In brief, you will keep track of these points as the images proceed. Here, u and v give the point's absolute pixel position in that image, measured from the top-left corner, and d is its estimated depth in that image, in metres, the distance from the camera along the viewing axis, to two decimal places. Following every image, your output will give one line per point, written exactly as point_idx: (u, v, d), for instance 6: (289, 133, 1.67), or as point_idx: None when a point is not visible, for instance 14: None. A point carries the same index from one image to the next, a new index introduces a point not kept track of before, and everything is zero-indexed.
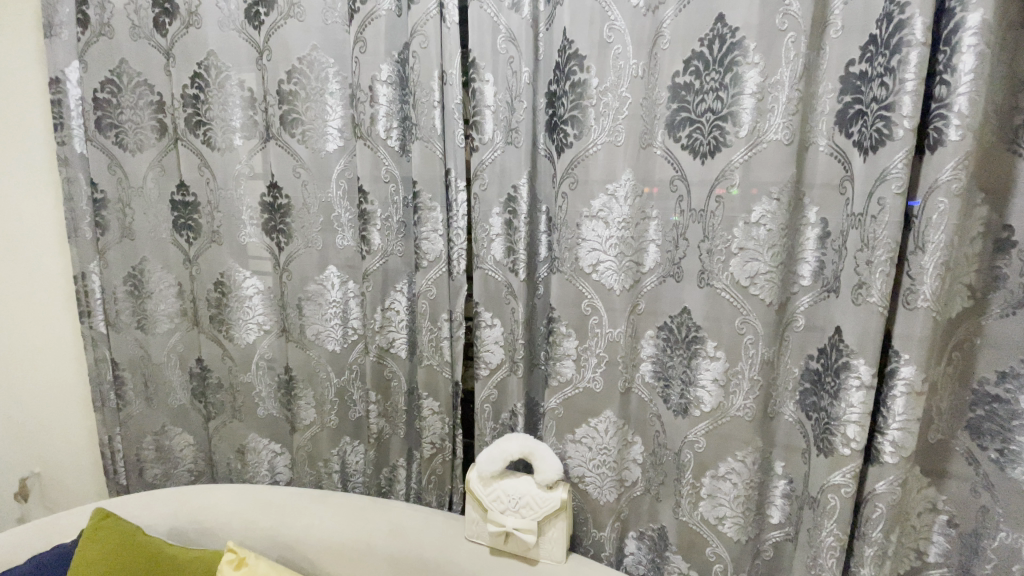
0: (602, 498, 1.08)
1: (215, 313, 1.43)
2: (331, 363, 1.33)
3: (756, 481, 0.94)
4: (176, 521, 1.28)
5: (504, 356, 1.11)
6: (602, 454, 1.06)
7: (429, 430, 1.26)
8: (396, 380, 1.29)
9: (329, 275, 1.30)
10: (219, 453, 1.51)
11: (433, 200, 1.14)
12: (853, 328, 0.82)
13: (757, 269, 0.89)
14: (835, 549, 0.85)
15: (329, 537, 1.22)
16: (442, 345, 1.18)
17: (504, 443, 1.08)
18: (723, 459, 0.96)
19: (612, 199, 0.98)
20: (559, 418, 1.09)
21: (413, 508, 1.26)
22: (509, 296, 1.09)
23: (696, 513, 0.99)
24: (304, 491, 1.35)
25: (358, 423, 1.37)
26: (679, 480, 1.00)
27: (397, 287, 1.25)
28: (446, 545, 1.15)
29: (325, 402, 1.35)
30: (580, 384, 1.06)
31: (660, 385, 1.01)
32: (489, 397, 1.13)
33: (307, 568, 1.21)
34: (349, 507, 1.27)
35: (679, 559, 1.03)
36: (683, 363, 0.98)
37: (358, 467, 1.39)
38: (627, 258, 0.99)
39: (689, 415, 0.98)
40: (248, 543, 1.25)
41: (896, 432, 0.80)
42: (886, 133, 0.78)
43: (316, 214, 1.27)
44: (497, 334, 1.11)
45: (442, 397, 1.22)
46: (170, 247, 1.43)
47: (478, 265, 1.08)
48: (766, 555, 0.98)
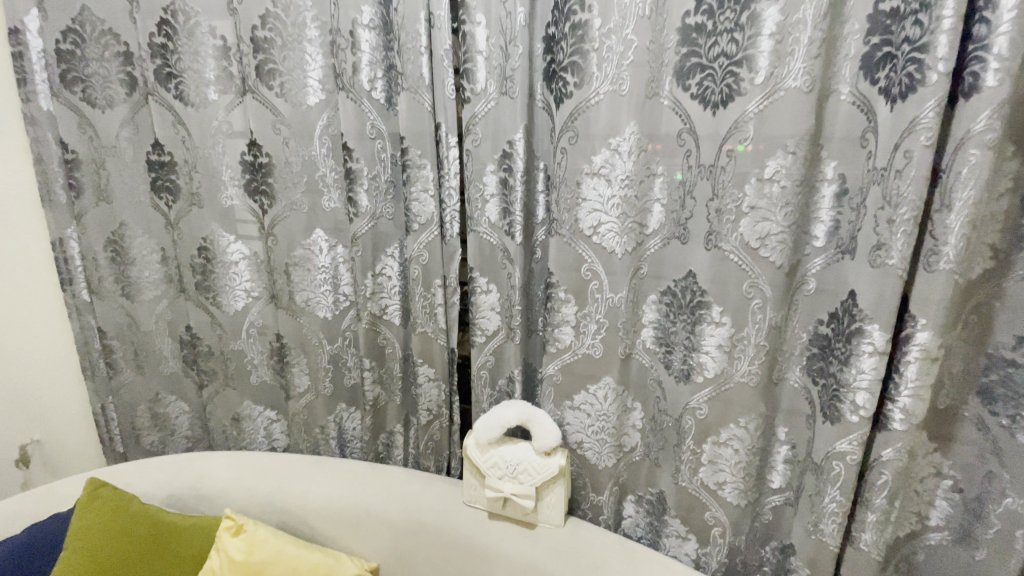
0: (601, 463, 1.08)
1: (200, 280, 1.38)
2: (324, 330, 1.29)
3: (758, 447, 0.92)
4: (174, 488, 1.27)
5: (501, 322, 1.08)
6: (601, 420, 1.04)
7: (426, 397, 1.23)
8: (391, 347, 1.26)
9: (316, 239, 1.23)
10: (214, 421, 1.49)
11: (423, 157, 1.07)
12: (869, 290, 0.78)
13: (769, 229, 0.83)
14: (837, 515, 0.83)
15: (328, 503, 1.22)
16: (437, 312, 1.14)
17: (502, 410, 1.06)
18: (725, 426, 0.93)
19: (614, 155, 0.91)
20: (558, 385, 1.06)
21: (411, 474, 1.26)
22: (506, 260, 1.03)
23: (695, 478, 0.98)
24: (301, 457, 1.35)
25: (354, 389, 1.35)
26: (679, 447, 0.98)
27: (388, 252, 1.18)
28: (445, 510, 1.16)
29: (319, 369, 1.32)
30: (580, 351, 1.02)
31: (662, 352, 0.97)
32: (486, 363, 1.10)
33: (307, 532, 1.22)
34: (347, 473, 1.28)
35: (677, 522, 1.03)
36: (687, 329, 0.94)
37: (355, 433, 1.38)
38: (630, 220, 0.92)
39: (692, 381, 0.94)
40: (246, 509, 1.25)
41: (906, 399, 0.77)
42: (918, 78, 0.72)
43: (300, 173, 1.20)
44: (493, 300, 1.07)
45: (438, 364, 1.18)
46: (150, 210, 1.36)
47: (472, 227, 1.03)
48: (765, 519, 0.96)
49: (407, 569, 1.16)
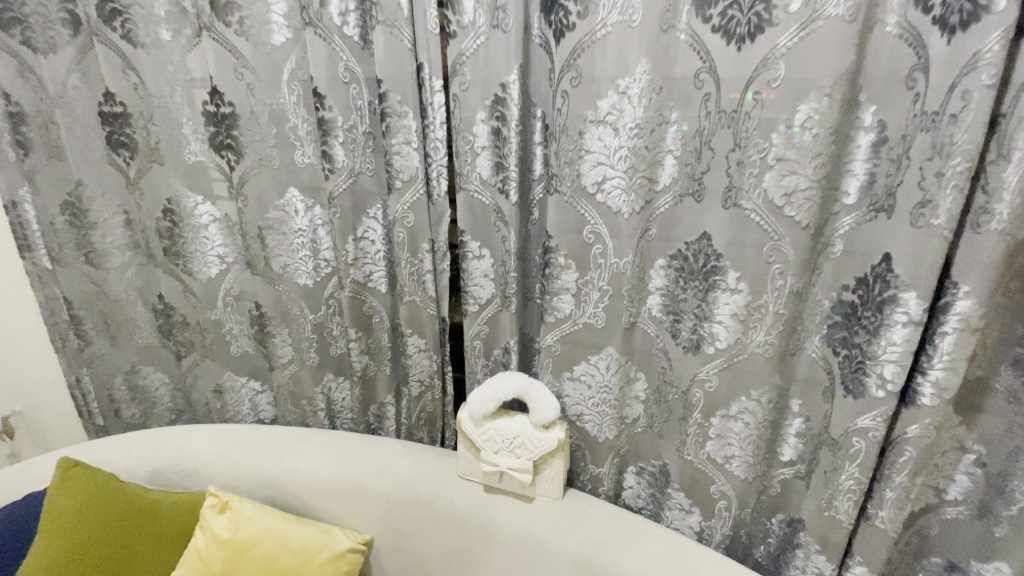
0: (602, 435, 1.03)
1: (168, 245, 1.28)
2: (305, 299, 1.20)
3: (768, 420, 0.87)
4: (156, 464, 1.23)
5: (495, 290, 0.99)
6: (602, 392, 0.98)
7: (416, 367, 1.15)
8: (378, 316, 1.16)
9: (291, 199, 1.12)
10: (196, 393, 1.42)
11: (404, 103, 0.94)
12: (906, 253, 0.70)
13: (795, 185, 0.74)
14: (853, 492, 0.78)
15: (317, 477, 1.18)
16: (425, 280, 1.05)
17: (497, 382, 1.00)
18: (736, 399, 0.87)
19: (622, 99, 0.80)
20: (557, 356, 0.98)
21: (403, 446, 1.21)
22: (499, 222, 0.93)
23: (702, 452, 0.93)
24: (289, 430, 1.30)
25: (342, 359, 1.27)
26: (685, 420, 0.93)
27: (370, 213, 1.07)
28: (439, 484, 1.12)
29: (302, 340, 1.24)
30: (580, 320, 0.94)
31: (669, 320, 0.90)
32: (480, 333, 1.03)
33: (297, 506, 1.18)
34: (336, 445, 1.23)
35: (680, 495, 0.99)
36: (698, 297, 0.85)
37: (344, 404, 1.31)
38: (638, 174, 0.82)
39: (701, 352, 0.87)
40: (233, 484, 1.21)
41: (939, 372, 0.71)
42: (983, 5, 0.60)
43: (268, 124, 1.07)
44: (486, 266, 0.98)
45: (428, 334, 1.10)
46: (107, 169, 1.23)
47: (462, 184, 0.93)
48: (772, 491, 0.92)
49: (402, 542, 1.13)
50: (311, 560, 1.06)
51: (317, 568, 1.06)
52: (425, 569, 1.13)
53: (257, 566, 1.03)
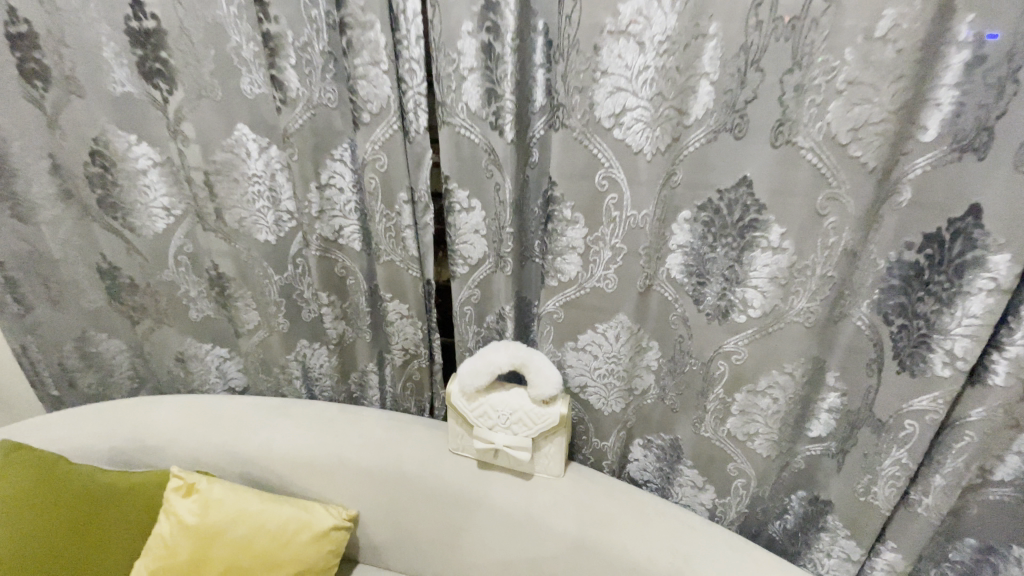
0: (607, 408, 0.92)
1: (102, 195, 1.09)
2: (268, 257, 1.05)
3: (800, 395, 0.76)
4: (115, 441, 1.12)
5: (487, 248, 0.84)
6: (610, 363, 0.86)
7: (399, 335, 1.01)
8: (352, 278, 1.01)
9: (241, 138, 0.94)
10: (156, 361, 1.27)
11: (369, 12, 0.74)
12: (1002, 205, 0.55)
13: (866, 116, 0.59)
14: (898, 479, 0.70)
15: (293, 452, 1.07)
16: (405, 237, 0.88)
17: (490, 352, 0.87)
18: (766, 373, 0.76)
19: (651, 3, 0.62)
20: (559, 324, 0.85)
21: (388, 417, 1.11)
22: (491, 165, 0.77)
23: (721, 429, 0.83)
24: (262, 400, 1.18)
25: (315, 324, 1.13)
26: (704, 395, 0.82)
27: (335, 155, 0.89)
28: (428, 459, 1.02)
29: (269, 304, 1.09)
30: (588, 285, 0.80)
31: (691, 284, 0.76)
32: (471, 299, 0.89)
33: (274, 482, 1.09)
34: (314, 418, 1.12)
35: (693, 472, 0.90)
36: (729, 257, 0.72)
37: (322, 370, 1.17)
38: (666, 104, 0.66)
39: (729, 321, 0.75)
40: (202, 460, 1.11)
41: (1020, 349, 0.60)
42: None
43: (204, 44, 0.87)
44: (477, 220, 0.82)
45: (412, 299, 0.96)
46: (21, 103, 0.99)
47: (445, 117, 0.75)
48: (795, 468, 0.82)
49: (390, 519, 1.05)
50: (291, 542, 0.98)
51: (298, 550, 0.98)
52: (416, 545, 1.06)
53: (230, 551, 0.95)
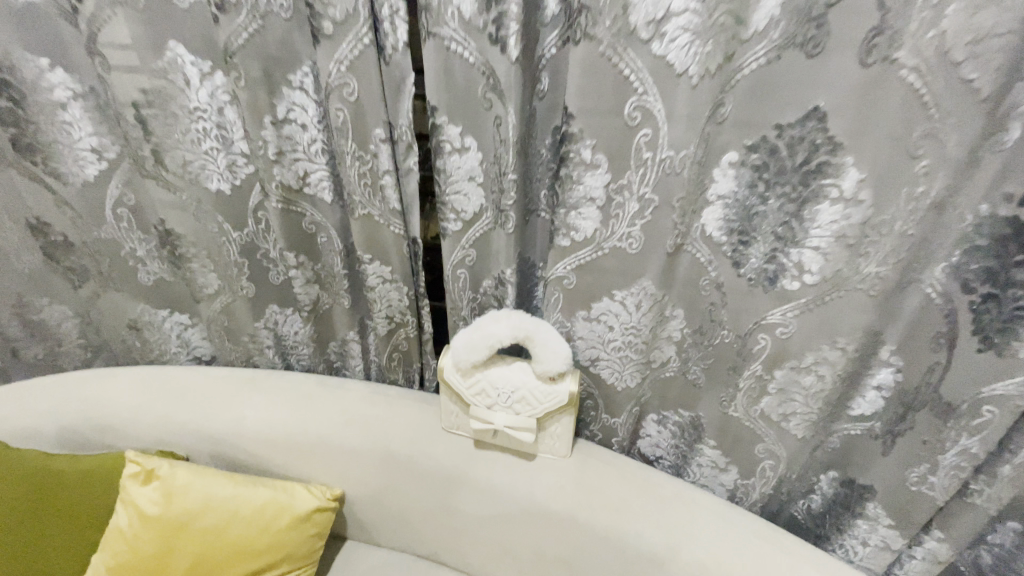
0: (621, 384, 0.81)
1: (15, 136, 0.89)
2: (223, 210, 0.89)
3: (849, 373, 0.65)
4: (65, 419, 1.00)
5: (485, 199, 0.70)
6: (628, 335, 0.74)
7: (382, 302, 0.88)
8: (324, 235, 0.86)
9: (178, 61, 0.75)
10: (108, 329, 1.12)
11: None
12: None
13: (996, 22, 0.44)
14: (962, 471, 0.62)
15: (266, 431, 0.96)
16: (385, 186, 0.72)
17: (489, 324, 0.75)
18: (814, 349, 0.65)
19: None
20: (570, 290, 0.72)
21: (373, 390, 0.99)
22: (492, 95, 0.62)
23: (753, 408, 0.73)
24: (231, 372, 1.06)
25: (284, 288, 0.98)
26: (737, 371, 0.71)
27: (294, 83, 0.72)
28: (419, 438, 0.91)
29: (229, 264, 0.94)
30: (606, 245, 0.67)
31: (731, 244, 0.63)
32: (466, 260, 0.76)
33: (249, 462, 0.98)
34: (289, 392, 1.00)
35: (714, 452, 0.81)
36: (784, 211, 0.59)
37: (297, 339, 1.04)
38: (723, 10, 0.51)
39: (776, 288, 0.63)
40: (165, 440, 0.99)
41: None
42: None
43: None
44: (473, 165, 0.67)
45: (395, 261, 0.81)
46: None
47: (432, 27, 0.58)
48: (830, 448, 0.73)
49: (380, 499, 0.97)
50: (269, 528, 0.88)
51: (277, 537, 0.88)
52: (409, 525, 0.98)
53: (199, 542, 0.85)
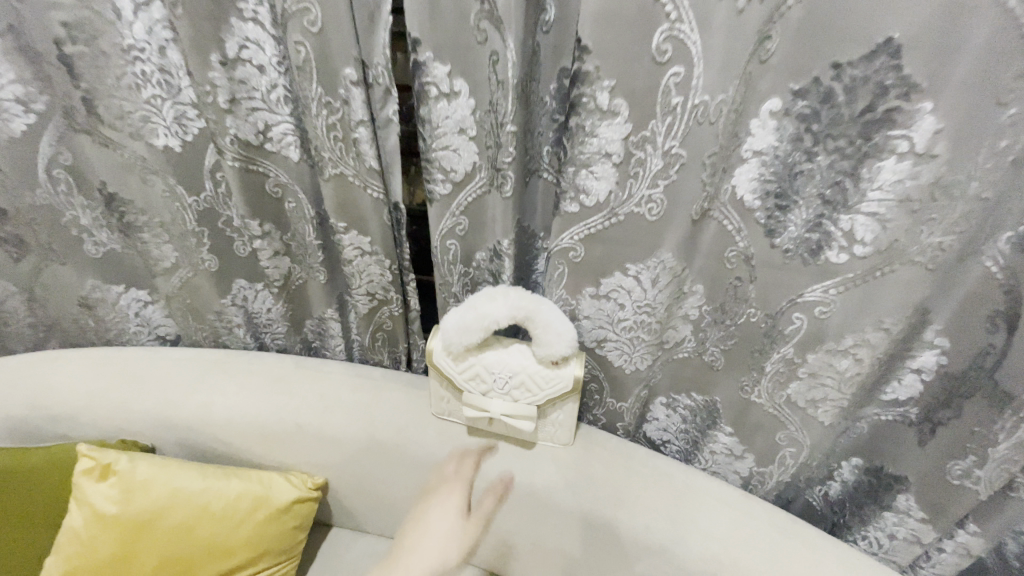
0: (630, 367, 0.73)
1: None
2: (176, 171, 0.77)
3: (889, 355, 0.59)
4: (12, 408, 0.90)
5: (479, 156, 0.59)
6: (641, 314, 0.66)
7: (362, 278, 0.78)
8: (293, 200, 0.75)
9: None
10: (55, 308, 1.00)
11: None
12: None
13: None
14: (1014, 464, 0.56)
15: (237, 418, 0.87)
16: (359, 140, 0.61)
17: (484, 302, 0.66)
18: (855, 330, 0.57)
19: None
20: (577, 263, 0.63)
21: (355, 373, 0.90)
22: (488, 26, 0.51)
23: (778, 394, 0.66)
24: (196, 353, 0.96)
25: (252, 263, 0.87)
26: (763, 354, 0.64)
27: (246, 13, 0.59)
28: (405, 425, 0.83)
29: (188, 234, 0.83)
30: (622, 211, 0.58)
31: (767, 210, 0.54)
32: (457, 229, 0.66)
33: (220, 452, 0.90)
34: (262, 375, 0.91)
35: (729, 439, 0.75)
36: (833, 170, 0.50)
37: (269, 317, 0.94)
38: None
39: (818, 261, 0.54)
40: (125, 429, 0.90)
41: None
42: None
43: None
44: (464, 114, 0.56)
45: (374, 231, 0.71)
46: None
47: None
48: (858, 436, 0.66)
49: (366, 489, 0.89)
50: (243, 524, 0.81)
51: (252, 532, 0.81)
52: (398, 514, 0.91)
53: (165, 542, 0.78)
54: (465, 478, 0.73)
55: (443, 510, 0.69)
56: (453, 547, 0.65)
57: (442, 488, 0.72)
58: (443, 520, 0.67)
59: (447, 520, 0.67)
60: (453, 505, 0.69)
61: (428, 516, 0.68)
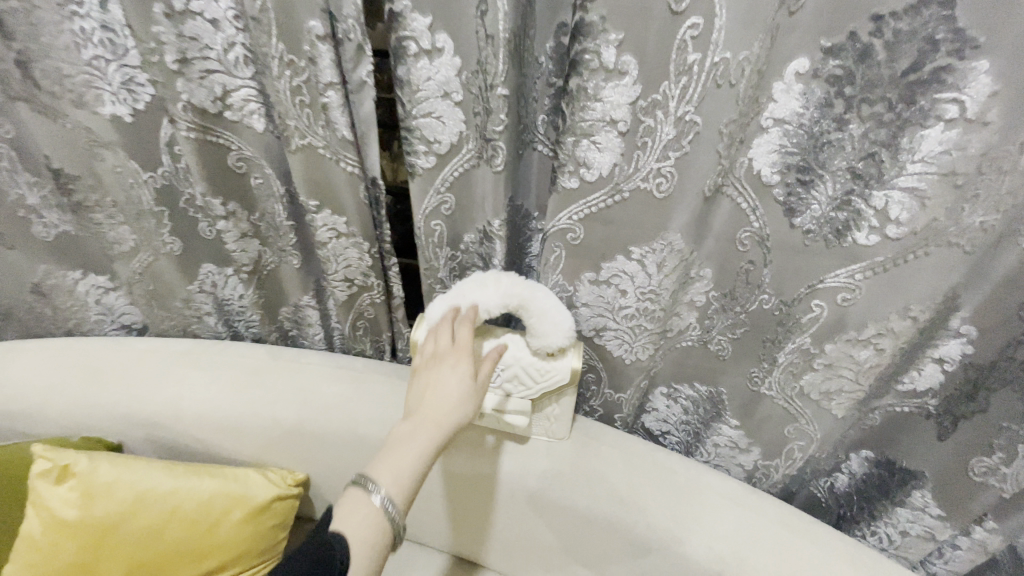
0: (630, 358, 0.68)
1: None
2: (125, 144, 0.69)
3: (911, 345, 0.54)
4: None
5: (467, 125, 0.53)
6: (643, 301, 0.61)
7: (339, 262, 0.71)
8: (261, 176, 0.68)
9: None
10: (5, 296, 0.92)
11: None
12: None
13: None
14: None
15: (208, 413, 0.81)
16: (330, 106, 0.54)
17: (474, 290, 0.60)
18: (878, 318, 0.53)
19: None
20: (576, 245, 0.58)
21: (335, 363, 0.84)
22: None
23: (790, 386, 0.62)
24: (163, 343, 0.89)
25: (216, 246, 0.80)
26: (775, 343, 0.59)
27: None
28: (389, 420, 0.77)
29: (146, 214, 0.76)
30: (627, 187, 0.52)
31: (788, 186, 0.49)
32: (443, 208, 0.60)
33: (192, 448, 0.84)
34: (235, 367, 0.84)
35: (733, 431, 0.71)
36: (867, 140, 0.44)
37: (242, 304, 0.87)
38: None
39: (843, 243, 0.49)
40: (88, 425, 0.84)
41: None
42: None
43: None
44: (448, 75, 0.49)
45: (351, 211, 0.64)
46: None
47: None
48: (871, 429, 0.63)
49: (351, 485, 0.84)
50: (215, 527, 0.75)
51: (226, 535, 0.76)
52: None
53: (131, 548, 0.72)
54: (465, 344, 0.57)
55: (454, 372, 0.56)
56: (470, 405, 0.55)
57: (441, 357, 0.57)
58: (456, 388, 0.55)
59: (459, 391, 0.55)
60: (460, 375, 0.55)
61: (436, 383, 0.55)
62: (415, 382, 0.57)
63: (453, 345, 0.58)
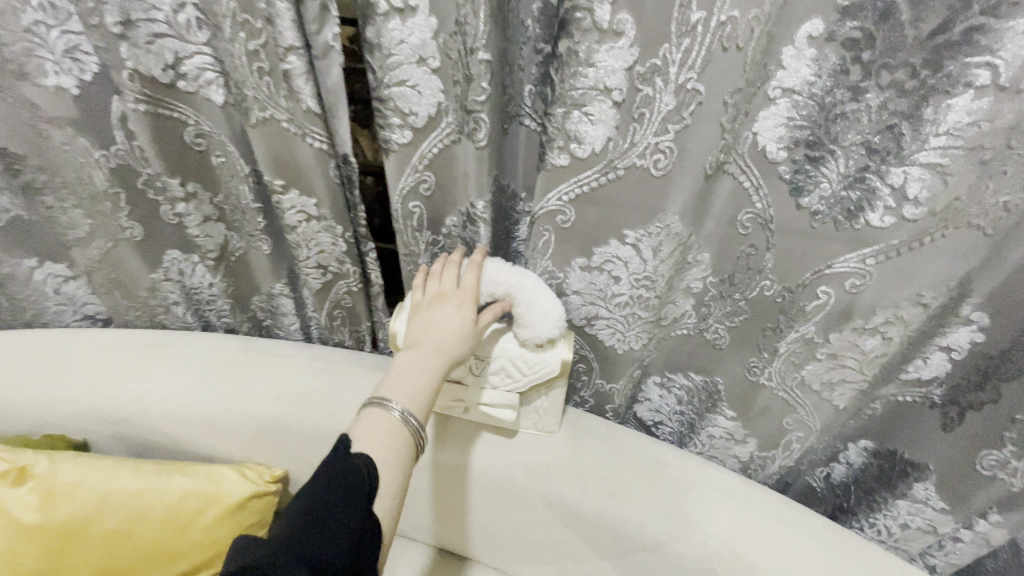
0: (623, 348, 0.64)
1: None
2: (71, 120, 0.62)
3: (921, 334, 0.51)
4: None
5: (444, 95, 0.48)
6: (638, 288, 0.57)
7: (312, 246, 0.66)
8: (224, 153, 0.63)
9: None
10: None
11: None
12: None
13: None
14: None
15: (178, 408, 0.76)
16: (295, 74, 0.49)
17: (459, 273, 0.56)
18: (887, 305, 0.49)
19: None
20: (568, 227, 0.54)
21: (312, 356, 0.80)
22: None
23: (790, 375, 0.59)
24: (129, 335, 0.83)
25: (179, 231, 0.74)
26: (777, 331, 0.56)
27: None
28: None
29: (100, 196, 0.70)
30: (621, 164, 0.48)
31: (796, 162, 0.45)
32: (423, 186, 0.55)
33: (163, 444, 0.79)
34: (206, 359, 0.79)
35: (728, 422, 0.68)
36: (885, 111, 0.40)
37: (211, 292, 0.82)
38: None
39: (853, 225, 0.46)
40: (49, 422, 0.79)
41: None
42: None
43: None
44: (421, 38, 0.44)
45: (321, 191, 0.60)
46: None
47: None
48: (873, 419, 0.60)
49: None
50: (187, 528, 0.71)
51: (200, 536, 0.72)
52: None
53: (98, 550, 0.68)
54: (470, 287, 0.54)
55: (457, 310, 0.52)
56: (471, 344, 0.52)
57: (446, 296, 0.53)
58: (461, 325, 0.52)
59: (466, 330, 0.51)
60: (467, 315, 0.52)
61: (441, 319, 0.51)
62: (415, 317, 0.53)
63: (456, 285, 0.54)
